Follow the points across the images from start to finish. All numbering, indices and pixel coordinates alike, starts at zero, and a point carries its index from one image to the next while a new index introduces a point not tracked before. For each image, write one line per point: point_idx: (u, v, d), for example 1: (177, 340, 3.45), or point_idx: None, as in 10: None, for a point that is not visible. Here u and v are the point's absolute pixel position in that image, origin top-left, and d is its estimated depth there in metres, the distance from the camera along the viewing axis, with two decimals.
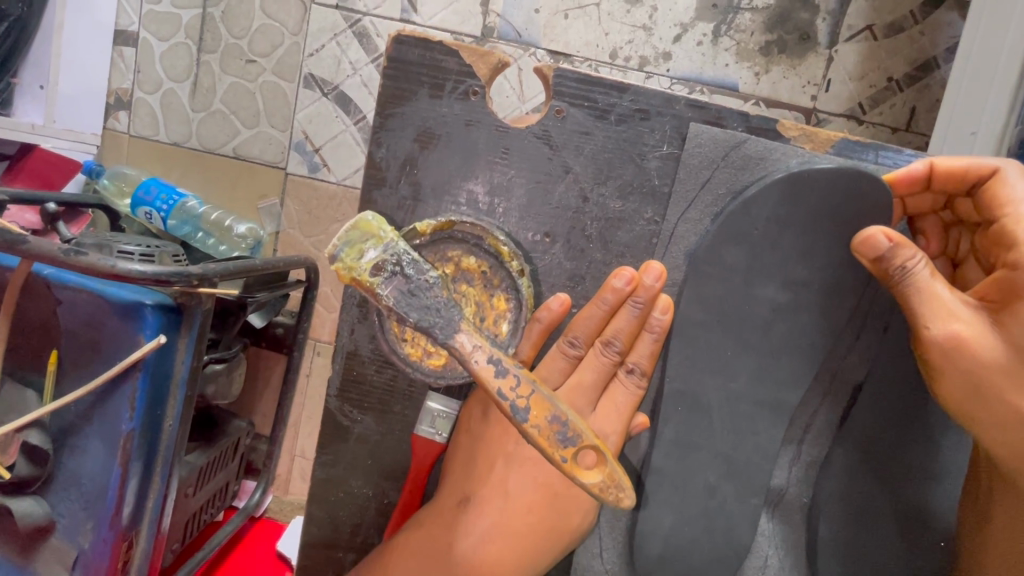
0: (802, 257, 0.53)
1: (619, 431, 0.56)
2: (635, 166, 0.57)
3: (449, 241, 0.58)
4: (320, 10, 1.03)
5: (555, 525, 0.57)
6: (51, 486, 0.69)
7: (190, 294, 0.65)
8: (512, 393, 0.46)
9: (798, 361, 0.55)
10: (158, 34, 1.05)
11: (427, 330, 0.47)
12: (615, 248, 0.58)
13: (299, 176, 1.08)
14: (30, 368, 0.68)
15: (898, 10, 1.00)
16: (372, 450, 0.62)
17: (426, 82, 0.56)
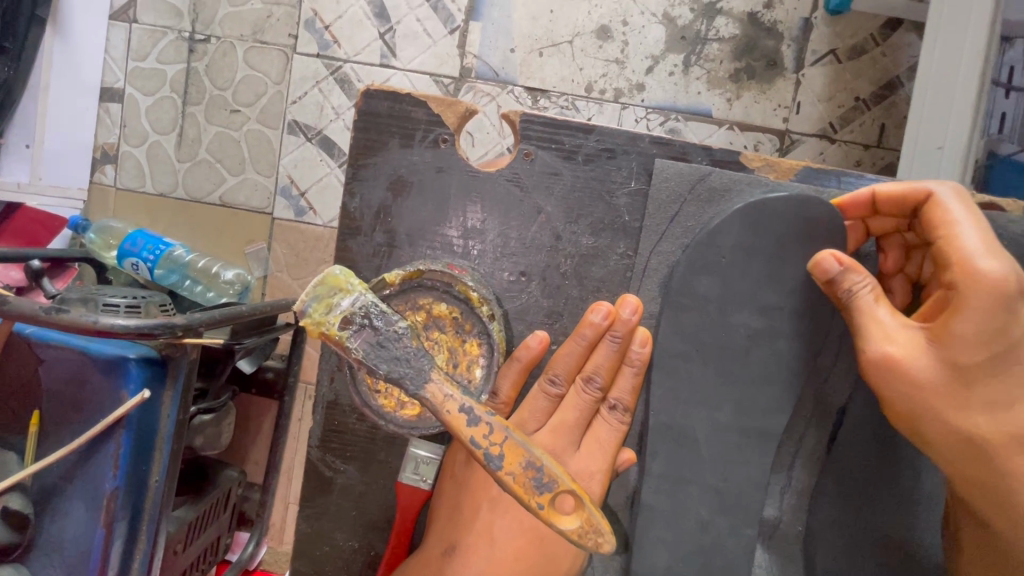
0: (771, 283, 0.54)
1: (605, 466, 0.56)
2: (605, 203, 0.58)
3: (421, 290, 0.57)
4: (302, 59, 1.06)
5: (545, 569, 0.56)
6: (31, 554, 0.66)
7: (175, 345, 0.64)
8: (485, 441, 0.45)
9: (781, 388, 0.55)
10: (144, 89, 1.07)
11: (399, 383, 0.46)
12: (590, 283, 0.59)
13: (286, 220, 1.09)
14: (9, 431, 0.67)
15: (859, 34, 1.04)
16: (356, 501, 0.61)
17: (396, 133, 0.58)
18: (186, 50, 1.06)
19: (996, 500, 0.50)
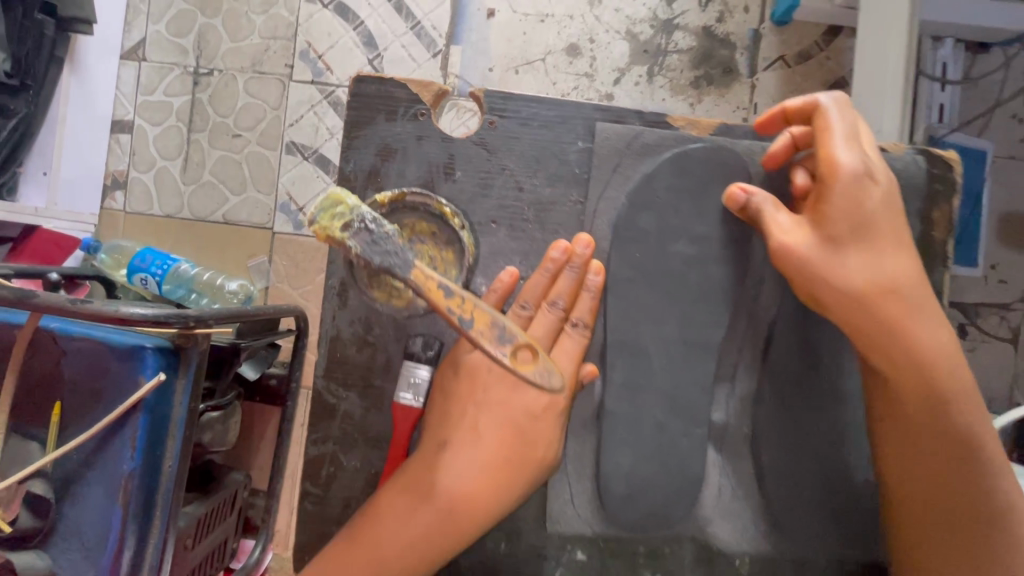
0: (700, 216, 0.61)
1: (573, 370, 0.60)
2: (558, 160, 0.65)
3: (413, 212, 0.65)
4: (298, 86, 1.15)
5: (529, 453, 0.59)
6: (51, 541, 0.71)
7: (187, 335, 0.70)
8: (458, 308, 0.55)
9: (716, 301, 0.60)
10: (152, 120, 1.16)
11: (386, 266, 0.55)
12: (550, 230, 0.65)
13: (286, 234, 1.16)
14: (32, 422, 0.71)
15: (804, 41, 1.15)
16: (358, 425, 0.65)
17: (382, 110, 0.65)
18: (191, 83, 1.16)
19: (896, 346, 0.54)
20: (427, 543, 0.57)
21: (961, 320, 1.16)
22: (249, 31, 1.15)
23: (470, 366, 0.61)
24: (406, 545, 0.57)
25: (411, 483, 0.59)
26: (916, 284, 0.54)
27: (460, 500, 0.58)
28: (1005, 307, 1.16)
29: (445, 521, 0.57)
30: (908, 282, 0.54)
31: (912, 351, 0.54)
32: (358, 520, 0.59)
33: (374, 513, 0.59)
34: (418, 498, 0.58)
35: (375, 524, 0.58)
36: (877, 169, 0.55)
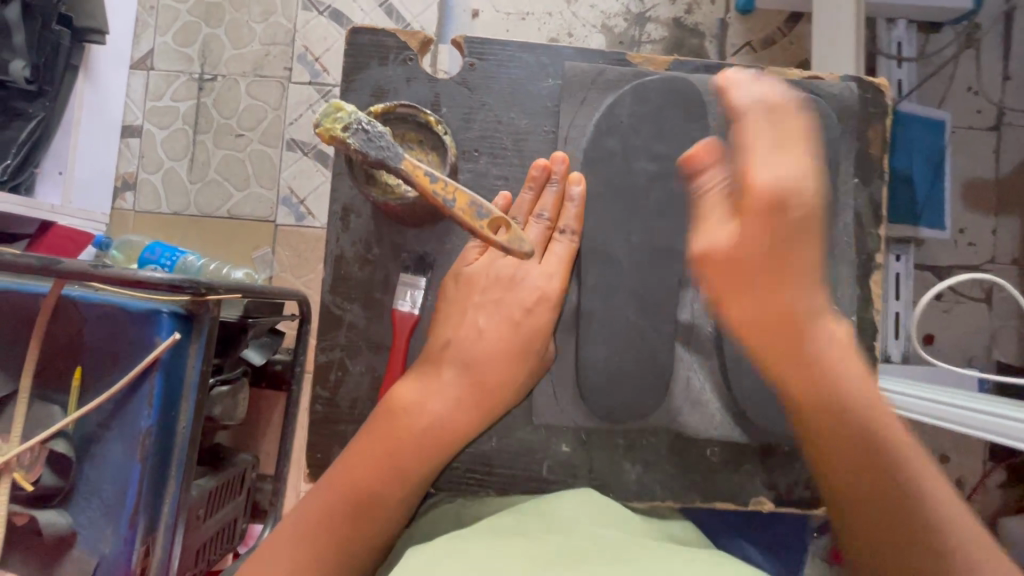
0: (660, 137, 0.65)
1: (561, 278, 0.66)
2: (530, 96, 0.71)
3: (404, 122, 0.67)
4: (297, 88, 1.23)
5: (523, 344, 0.65)
6: (72, 499, 0.75)
7: (199, 301, 0.74)
8: (443, 190, 0.56)
9: (681, 217, 0.65)
10: (160, 124, 1.23)
11: (381, 160, 0.54)
12: (527, 156, 0.71)
13: (288, 226, 1.22)
14: (55, 388, 0.76)
15: (768, 28, 1.23)
16: (362, 333, 0.70)
17: (376, 56, 0.70)
18: (196, 88, 1.23)
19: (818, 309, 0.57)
20: (446, 426, 0.63)
21: (936, 283, 1.21)
22: (250, 39, 1.23)
23: (466, 274, 0.67)
24: (427, 430, 0.62)
25: (425, 375, 0.64)
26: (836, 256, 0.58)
27: (472, 384, 0.64)
28: (977, 269, 1.21)
29: (450, 407, 0.63)
30: (822, 336, 0.56)
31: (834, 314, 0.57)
32: (376, 415, 0.63)
33: (394, 405, 0.62)
34: (433, 387, 0.63)
35: (397, 413, 0.62)
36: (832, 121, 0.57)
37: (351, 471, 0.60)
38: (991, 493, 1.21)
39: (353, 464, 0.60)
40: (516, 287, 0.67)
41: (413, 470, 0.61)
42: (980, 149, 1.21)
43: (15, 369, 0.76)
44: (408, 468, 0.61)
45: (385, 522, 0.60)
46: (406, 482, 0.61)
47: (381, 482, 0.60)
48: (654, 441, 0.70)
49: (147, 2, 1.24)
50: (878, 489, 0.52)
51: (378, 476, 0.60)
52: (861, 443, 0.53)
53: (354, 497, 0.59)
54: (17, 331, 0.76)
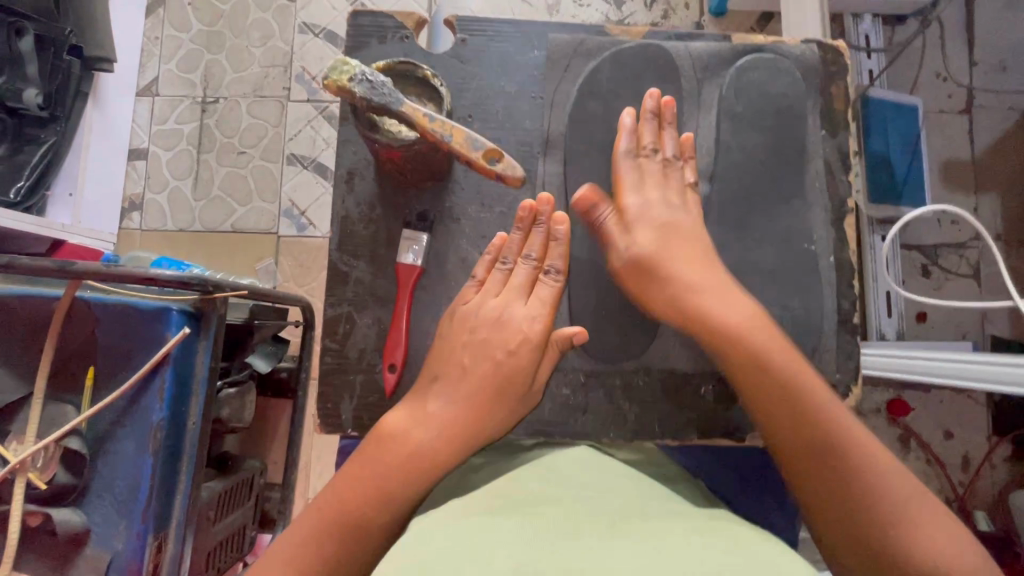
0: (636, 100, 0.68)
1: (547, 321, 0.65)
2: (519, 68, 0.69)
3: (402, 79, 0.60)
4: (295, 106, 1.28)
5: (507, 375, 0.62)
6: (85, 498, 0.76)
7: (208, 299, 0.77)
8: (443, 129, 0.54)
9: (653, 179, 0.68)
10: (165, 146, 1.29)
11: (383, 107, 0.52)
12: (517, 123, 0.69)
13: (290, 237, 1.26)
14: (69, 390, 0.78)
15: (742, 27, 1.30)
16: (369, 288, 0.68)
17: (375, 36, 0.68)
18: (199, 111, 1.29)
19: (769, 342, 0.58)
20: (436, 449, 0.57)
21: (924, 263, 1.24)
22: (250, 62, 1.30)
23: (460, 311, 0.65)
24: (414, 452, 0.56)
25: (417, 398, 0.61)
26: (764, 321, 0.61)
27: (464, 412, 0.60)
28: (961, 246, 1.24)
29: (436, 443, 0.57)
30: (756, 320, 0.59)
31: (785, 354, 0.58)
32: (369, 440, 0.59)
33: (385, 430, 0.58)
34: (424, 410, 0.60)
35: (388, 436, 0.58)
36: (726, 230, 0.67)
37: (338, 497, 0.55)
38: (998, 467, 1.21)
39: (341, 487, 0.56)
40: (504, 325, 0.64)
41: (399, 493, 0.55)
42: (954, 131, 1.26)
43: (30, 372, 0.78)
44: (390, 495, 0.54)
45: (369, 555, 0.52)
46: (387, 510, 0.54)
47: (363, 510, 0.54)
48: (647, 380, 0.67)
49: (152, 33, 1.31)
50: (825, 463, 0.53)
51: (360, 504, 0.54)
52: (808, 422, 0.54)
53: (337, 525, 0.53)
54: (32, 335, 0.79)
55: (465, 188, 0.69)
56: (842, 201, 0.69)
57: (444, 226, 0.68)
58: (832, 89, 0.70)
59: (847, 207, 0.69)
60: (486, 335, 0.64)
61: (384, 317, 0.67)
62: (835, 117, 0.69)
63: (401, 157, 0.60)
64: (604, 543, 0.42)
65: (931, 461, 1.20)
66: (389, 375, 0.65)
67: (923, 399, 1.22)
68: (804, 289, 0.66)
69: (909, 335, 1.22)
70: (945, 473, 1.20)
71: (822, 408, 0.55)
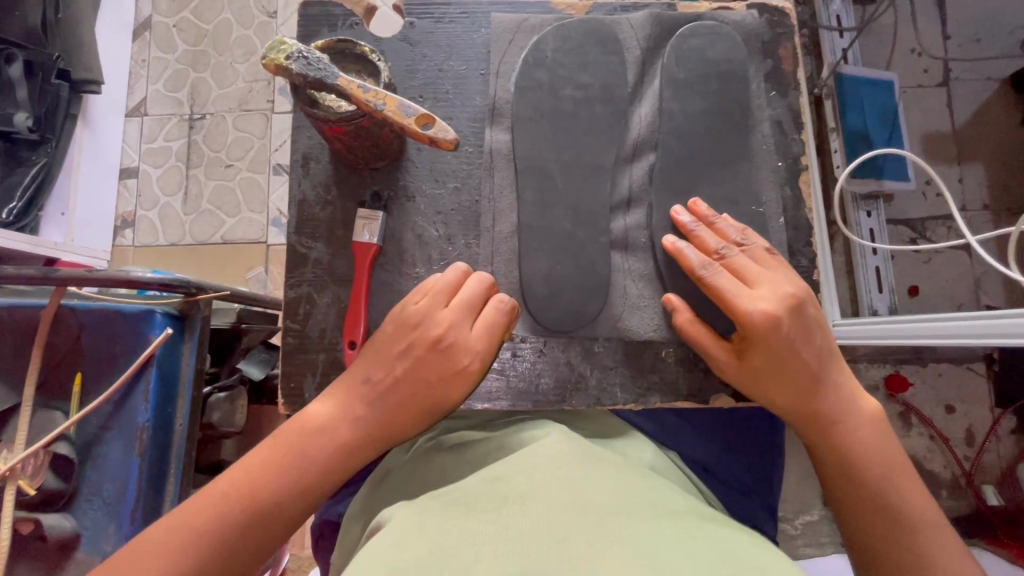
0: (582, 65, 0.61)
1: (488, 358, 0.54)
2: (466, 40, 0.66)
3: (343, 59, 0.57)
4: (278, 117, 1.31)
5: (432, 400, 0.53)
6: (74, 503, 0.76)
7: (192, 302, 0.78)
8: (377, 97, 0.49)
9: (604, 137, 0.60)
10: (155, 163, 1.32)
11: (320, 83, 0.49)
12: (467, 98, 0.65)
13: (278, 245, 1.28)
14: (56, 397, 0.79)
15: None
16: (330, 271, 0.63)
17: (325, 25, 0.66)
18: (187, 127, 1.32)
19: (835, 426, 0.54)
20: (341, 461, 0.52)
21: (912, 236, 1.23)
22: (233, 78, 1.33)
23: (404, 319, 0.54)
24: (317, 465, 0.51)
25: (345, 398, 0.53)
26: (847, 400, 0.54)
27: (385, 425, 0.53)
28: (949, 218, 1.23)
29: (333, 460, 0.52)
30: (853, 409, 0.54)
31: (851, 435, 0.53)
32: (283, 429, 0.53)
33: (299, 426, 0.52)
34: (346, 414, 0.52)
35: (301, 434, 0.52)
36: (802, 297, 0.54)
37: (226, 487, 0.49)
38: (1004, 440, 1.18)
39: (234, 474, 0.50)
40: (445, 353, 0.53)
41: (291, 507, 0.50)
42: (932, 104, 1.26)
43: (17, 380, 0.79)
44: (280, 503, 0.50)
45: (247, 562, 0.49)
46: (273, 522, 0.49)
47: (248, 516, 0.48)
48: (608, 345, 0.62)
49: (139, 56, 1.35)
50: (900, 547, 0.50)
51: (247, 505, 0.49)
52: (881, 511, 0.51)
53: (214, 526, 0.47)
54: (20, 345, 0.80)
55: (420, 166, 0.64)
56: (796, 159, 0.66)
57: (400, 205, 0.64)
58: (779, 51, 0.67)
59: (802, 165, 0.65)
60: (428, 361, 0.53)
61: (344, 295, 0.63)
62: (783, 78, 0.66)
63: (346, 134, 0.55)
64: (575, 518, 0.39)
65: (934, 436, 1.18)
66: (347, 353, 0.59)
67: (921, 375, 1.20)
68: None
69: (902, 310, 1.20)
70: (950, 449, 1.18)
71: (906, 508, 0.51)
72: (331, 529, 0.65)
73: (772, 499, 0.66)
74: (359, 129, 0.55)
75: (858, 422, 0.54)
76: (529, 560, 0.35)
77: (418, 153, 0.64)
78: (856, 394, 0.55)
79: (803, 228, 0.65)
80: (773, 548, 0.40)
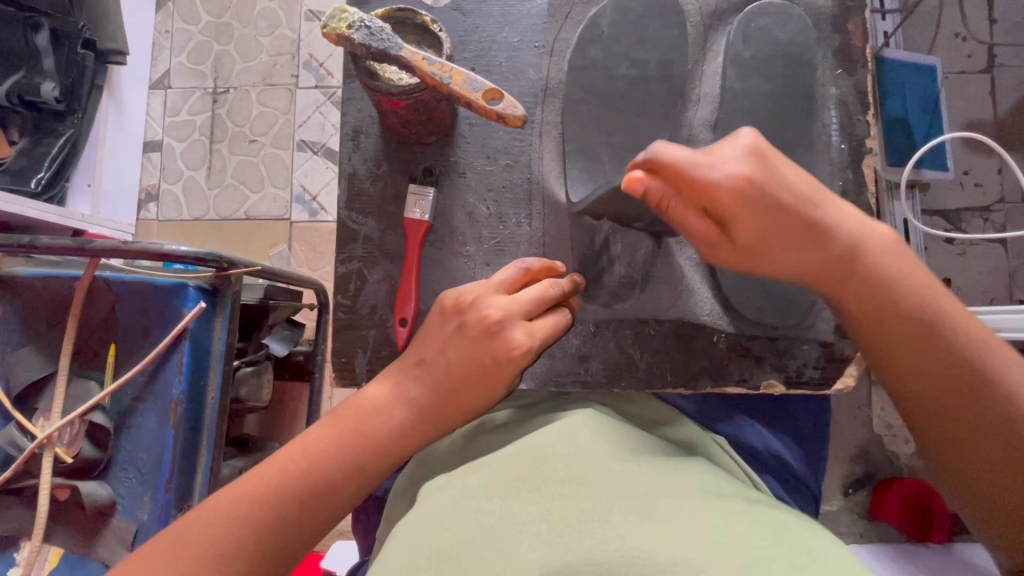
0: (639, 42, 0.58)
1: (540, 346, 0.53)
2: (520, 11, 0.64)
3: (403, 29, 0.56)
4: (304, 92, 1.29)
5: (487, 388, 0.52)
6: (111, 471, 0.78)
7: (222, 276, 0.76)
8: (441, 70, 0.48)
9: (659, 119, 0.58)
10: (179, 137, 1.31)
11: (383, 54, 0.47)
12: (521, 73, 0.64)
13: (303, 222, 1.27)
14: (91, 366, 0.80)
15: None
16: (378, 247, 0.63)
17: None
18: (211, 101, 1.31)
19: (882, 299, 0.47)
20: (393, 444, 0.51)
21: (947, 227, 1.20)
22: (259, 51, 1.31)
23: (456, 300, 0.54)
24: (367, 448, 0.51)
25: (398, 380, 0.53)
26: (887, 266, 0.48)
27: (434, 411, 0.52)
28: (986, 210, 1.20)
29: (388, 444, 0.51)
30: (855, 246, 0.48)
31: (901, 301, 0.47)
32: (338, 410, 0.53)
33: (354, 408, 0.52)
34: (398, 395, 0.52)
35: (357, 415, 0.52)
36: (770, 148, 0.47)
37: (283, 463, 0.49)
38: None
39: (292, 450, 0.50)
40: (496, 337, 0.51)
41: (343, 487, 0.49)
42: (975, 92, 1.22)
43: (54, 349, 0.80)
44: (332, 484, 0.49)
45: (295, 547, 0.48)
46: (327, 502, 0.49)
47: (303, 495, 0.48)
48: (660, 329, 0.62)
49: (163, 27, 1.34)
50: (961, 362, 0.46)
51: (300, 482, 0.48)
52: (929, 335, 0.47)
53: (273, 501, 0.47)
54: (56, 314, 0.81)
55: (471, 142, 0.63)
56: (859, 142, 0.64)
57: (450, 181, 0.63)
58: (846, 26, 0.65)
59: (865, 148, 0.64)
60: (481, 346, 0.52)
61: (394, 273, 0.62)
62: (850, 55, 0.64)
63: (404, 108, 0.54)
64: (630, 505, 0.37)
65: None
66: (399, 330, 0.60)
67: None
68: None
69: None
70: None
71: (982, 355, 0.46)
72: (371, 504, 0.65)
73: (814, 491, 0.65)
74: (418, 103, 0.54)
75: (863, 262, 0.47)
76: (580, 546, 0.34)
77: (470, 128, 0.63)
78: (859, 226, 0.48)
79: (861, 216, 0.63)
80: (824, 534, 0.38)
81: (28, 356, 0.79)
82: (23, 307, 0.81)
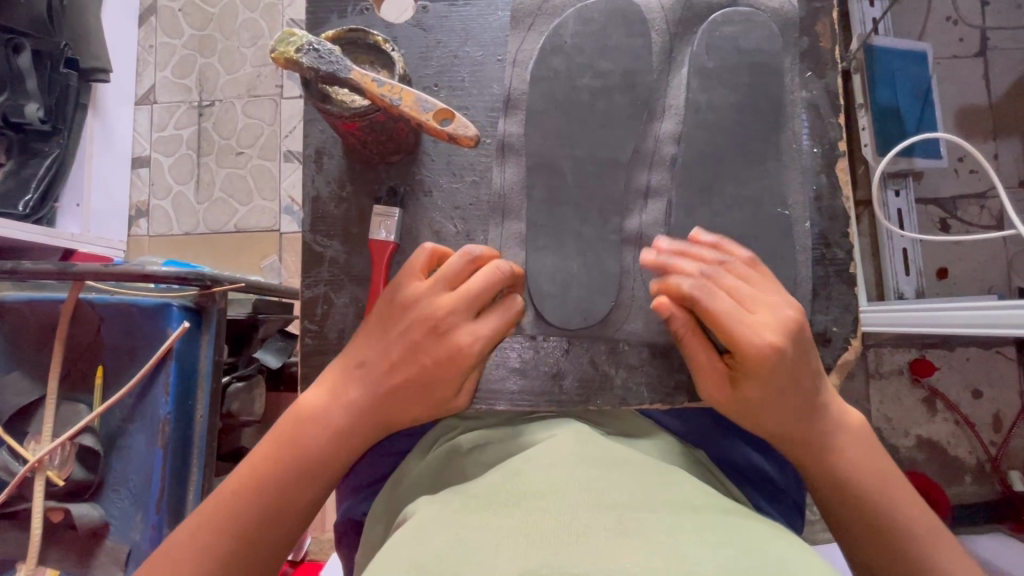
0: (603, 52, 0.57)
1: (489, 345, 0.51)
2: (482, 24, 0.64)
3: (355, 50, 0.55)
4: (288, 103, 1.29)
5: (432, 387, 0.52)
6: (102, 492, 0.78)
7: (206, 294, 0.77)
8: (390, 92, 0.47)
9: (624, 131, 0.58)
10: (166, 152, 1.31)
11: (333, 77, 0.47)
12: (484, 87, 0.63)
13: (291, 233, 1.27)
14: (79, 389, 0.80)
15: None
16: (346, 268, 0.62)
17: (334, 10, 0.64)
18: (197, 115, 1.31)
19: (833, 471, 0.52)
20: (337, 449, 0.51)
21: (942, 216, 1.18)
22: (242, 63, 1.30)
23: (400, 302, 0.53)
24: (315, 458, 0.51)
25: (338, 382, 0.53)
26: (852, 452, 0.52)
27: (378, 409, 0.52)
28: (981, 196, 1.18)
29: (341, 449, 0.52)
30: (840, 424, 0.53)
31: (854, 477, 0.52)
32: (279, 421, 0.53)
33: (292, 417, 0.52)
34: (337, 398, 0.52)
35: (297, 424, 0.52)
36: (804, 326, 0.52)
37: (231, 484, 0.50)
38: None
39: (240, 470, 0.51)
40: (441, 338, 0.51)
41: (301, 496, 0.51)
42: (968, 76, 1.20)
43: (41, 373, 0.80)
44: (285, 496, 0.50)
45: (261, 559, 0.50)
46: (285, 514, 0.51)
47: (257, 510, 0.49)
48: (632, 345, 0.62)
49: (146, 42, 1.34)
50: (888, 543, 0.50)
51: (252, 500, 0.49)
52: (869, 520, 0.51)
53: (227, 520, 0.49)
54: (42, 337, 0.81)
55: (436, 159, 0.63)
56: (832, 144, 0.63)
57: (417, 200, 0.62)
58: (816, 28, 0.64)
59: (839, 151, 0.63)
60: (426, 351, 0.51)
61: (362, 294, 0.62)
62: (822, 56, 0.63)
63: (360, 129, 0.54)
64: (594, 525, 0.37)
65: (959, 421, 1.16)
66: None
67: (947, 359, 1.17)
68: (776, 251, 0.58)
69: (930, 293, 1.16)
70: (975, 434, 1.15)
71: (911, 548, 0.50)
72: (354, 522, 0.65)
73: (798, 496, 0.65)
74: (375, 124, 0.53)
75: (841, 441, 0.52)
76: None
77: (434, 146, 0.63)
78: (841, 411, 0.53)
79: (837, 221, 0.63)
80: (791, 536, 0.39)
81: (16, 381, 0.79)
82: (9, 332, 0.81)
